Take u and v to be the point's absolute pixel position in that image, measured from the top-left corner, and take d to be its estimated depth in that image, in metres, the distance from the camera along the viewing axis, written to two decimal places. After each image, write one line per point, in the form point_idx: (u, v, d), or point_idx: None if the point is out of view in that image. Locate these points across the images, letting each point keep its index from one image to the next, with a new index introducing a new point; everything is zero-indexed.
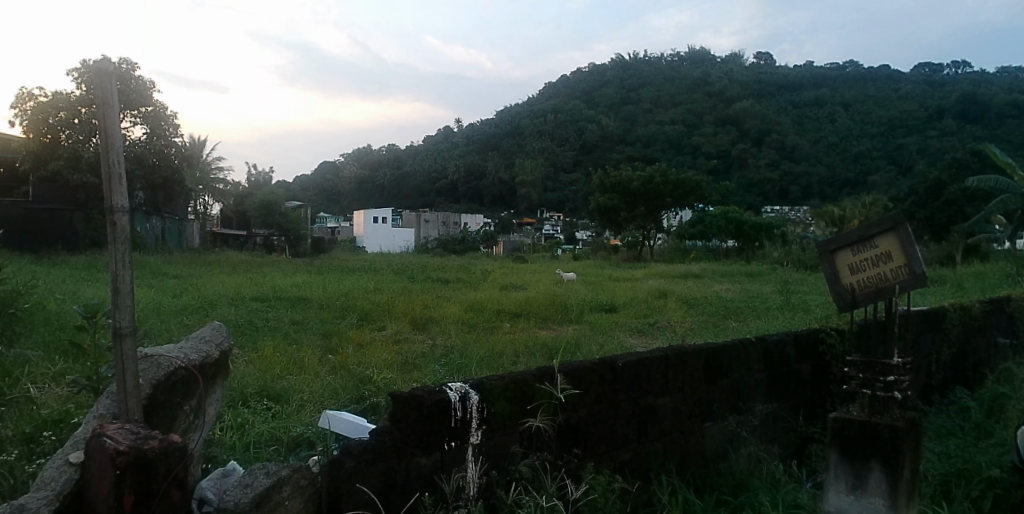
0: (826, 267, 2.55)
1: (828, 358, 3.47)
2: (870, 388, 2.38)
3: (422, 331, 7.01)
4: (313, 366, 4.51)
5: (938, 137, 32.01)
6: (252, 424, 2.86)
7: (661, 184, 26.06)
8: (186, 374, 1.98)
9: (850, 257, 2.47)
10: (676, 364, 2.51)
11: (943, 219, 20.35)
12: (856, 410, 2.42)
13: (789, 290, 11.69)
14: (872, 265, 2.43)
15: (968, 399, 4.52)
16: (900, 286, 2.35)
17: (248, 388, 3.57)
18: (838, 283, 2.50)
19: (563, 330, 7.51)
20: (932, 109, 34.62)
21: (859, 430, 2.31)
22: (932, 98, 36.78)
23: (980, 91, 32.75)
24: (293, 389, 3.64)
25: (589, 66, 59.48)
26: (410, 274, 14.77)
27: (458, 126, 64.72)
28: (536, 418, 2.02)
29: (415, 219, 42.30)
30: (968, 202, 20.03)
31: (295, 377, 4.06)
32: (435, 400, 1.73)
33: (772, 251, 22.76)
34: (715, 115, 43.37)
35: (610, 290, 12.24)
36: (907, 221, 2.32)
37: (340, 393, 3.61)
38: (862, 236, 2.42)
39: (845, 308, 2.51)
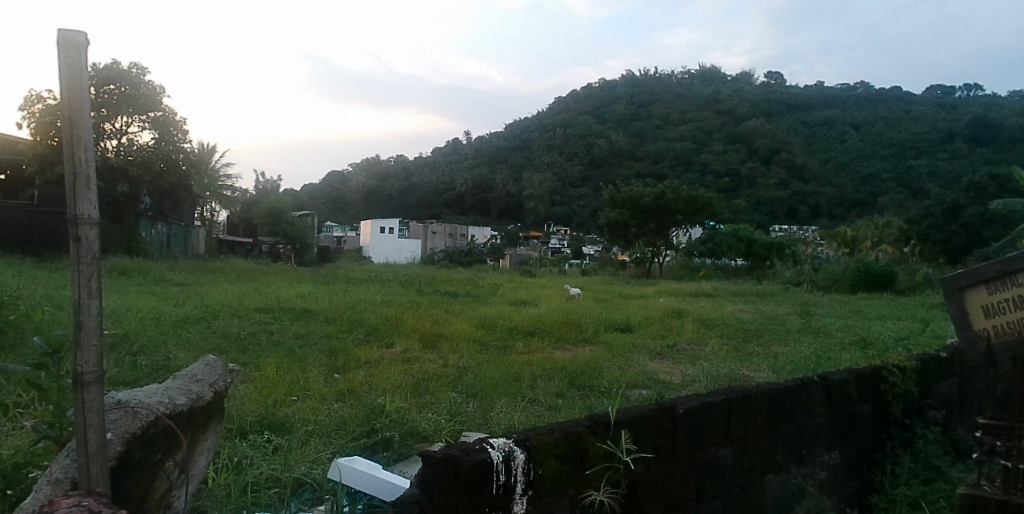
0: (959, 310, 2.76)
1: (889, 398, 3.56)
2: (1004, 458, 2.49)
3: (433, 350, 6.68)
4: (321, 389, 4.25)
5: (949, 160, 31.94)
6: (250, 461, 2.62)
7: (672, 200, 25.81)
8: (167, 425, 1.75)
9: (986, 297, 2.66)
10: (737, 410, 2.60)
11: (959, 243, 19.78)
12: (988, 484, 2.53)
13: (807, 312, 11.33)
14: (1012, 308, 2.59)
15: None
16: None
17: (247, 416, 3.31)
18: (970, 328, 2.72)
19: (579, 351, 7.15)
20: (944, 132, 34.60)
21: (996, 508, 2.40)
22: (944, 120, 36.83)
23: (992, 114, 32.78)
24: (298, 417, 3.41)
25: (600, 83, 59.76)
26: (418, 286, 14.48)
27: (467, 139, 64.77)
28: (598, 490, 2.02)
29: (422, 230, 42.13)
30: (985, 226, 19.52)
31: (300, 402, 3.83)
32: (474, 464, 1.61)
33: (782, 270, 22.54)
34: (724, 133, 43.30)
35: (622, 308, 11.89)
36: None
37: (348, 423, 3.36)
38: (1001, 273, 2.56)
39: (982, 354, 2.68)
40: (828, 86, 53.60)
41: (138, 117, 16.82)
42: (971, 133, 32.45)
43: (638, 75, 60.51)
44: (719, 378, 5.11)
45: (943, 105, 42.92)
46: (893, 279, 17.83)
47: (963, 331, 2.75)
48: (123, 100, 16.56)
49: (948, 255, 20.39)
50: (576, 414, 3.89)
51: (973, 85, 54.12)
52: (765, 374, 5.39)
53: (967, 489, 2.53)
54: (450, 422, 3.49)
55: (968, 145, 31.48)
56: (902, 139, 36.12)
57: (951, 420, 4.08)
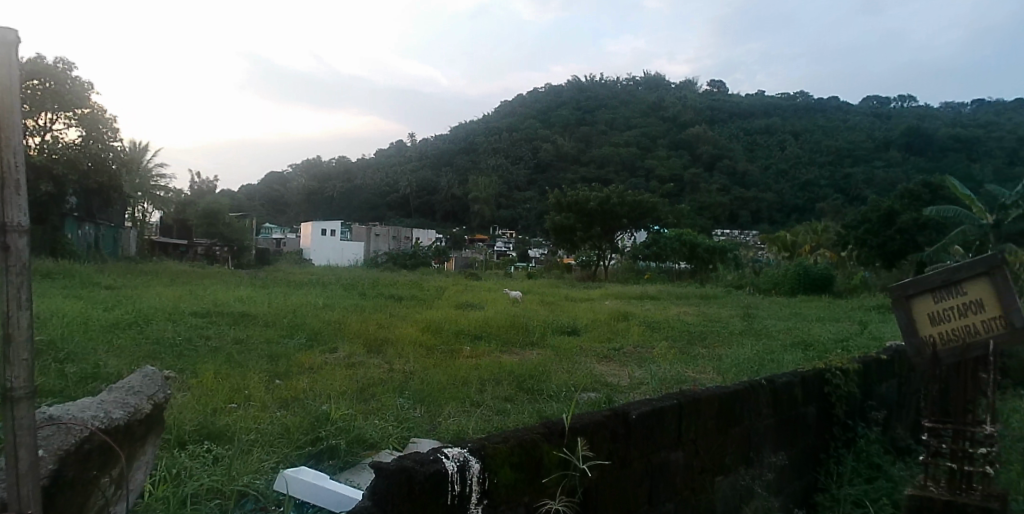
0: (904, 316, 2.91)
1: (832, 399, 3.74)
2: (956, 461, 2.82)
3: (377, 355, 6.53)
4: (262, 396, 4.10)
5: (884, 168, 33.98)
6: (190, 473, 2.51)
7: (617, 205, 26.27)
8: (102, 440, 1.63)
9: (932, 304, 2.83)
10: (688, 413, 2.65)
11: (896, 247, 20.73)
12: (935, 485, 2.87)
13: (748, 315, 11.69)
14: (958, 315, 2.79)
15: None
16: (993, 340, 2.70)
17: (184, 426, 3.17)
18: (916, 334, 2.87)
19: (526, 355, 7.13)
20: (880, 141, 36.37)
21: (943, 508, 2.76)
22: (878, 131, 38.82)
23: (926, 125, 35.01)
24: (240, 425, 3.28)
25: (546, 88, 60.41)
26: (362, 289, 14.16)
27: (412, 141, 64.14)
28: (554, 497, 2.00)
29: (364, 233, 41.51)
30: (919, 231, 20.45)
31: (242, 410, 3.69)
32: (428, 474, 1.58)
33: (725, 274, 23.26)
34: (667, 139, 44.42)
35: (568, 311, 12.00)
36: (1001, 266, 2.68)
37: (291, 431, 3.24)
38: (948, 281, 2.78)
39: (926, 358, 2.86)
40: (768, 96, 55.76)
41: (63, 113, 15.89)
42: (906, 142, 34.58)
43: (584, 81, 61.36)
44: (666, 380, 5.17)
45: (878, 116, 45.18)
46: (830, 282, 18.61)
47: (910, 337, 2.89)
48: (47, 96, 15.61)
49: (885, 260, 21.28)
50: (524, 417, 3.86)
51: (904, 97, 57.26)
52: (709, 376, 5.49)
53: (916, 489, 2.87)
54: (397, 429, 3.41)
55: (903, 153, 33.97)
56: (839, 147, 37.86)
57: (892, 419, 4.33)
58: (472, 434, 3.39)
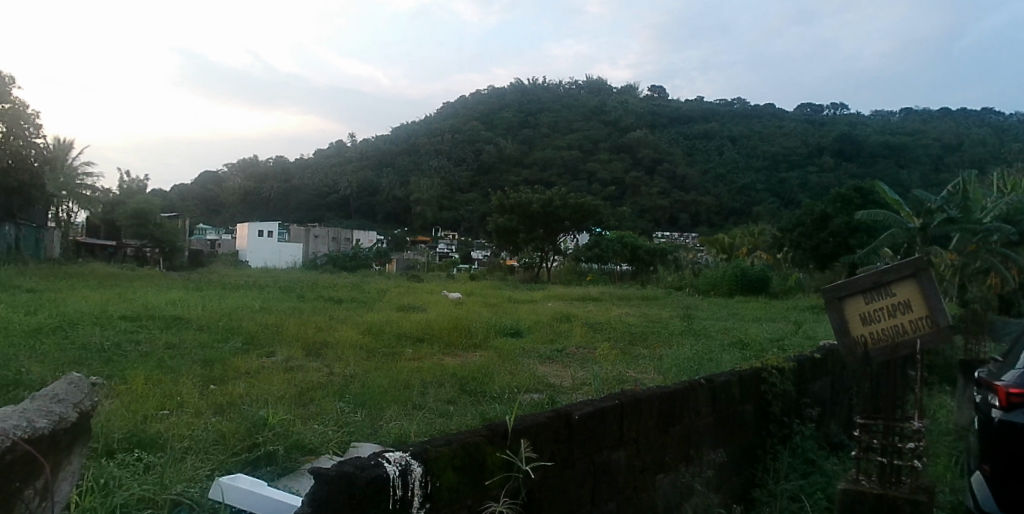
0: (836, 317, 3.04)
1: (768, 397, 3.86)
2: (887, 457, 2.93)
3: (317, 358, 6.36)
4: (197, 403, 3.93)
5: (817, 173, 35.52)
6: (120, 484, 2.39)
7: (560, 207, 26.54)
8: (27, 452, 1.48)
9: (863, 305, 2.98)
10: (630, 413, 2.71)
11: (828, 249, 21.69)
12: (868, 481, 2.96)
13: (688, 315, 12.00)
14: (886, 316, 2.95)
15: (953, 449, 4.64)
16: (921, 339, 2.85)
17: (114, 434, 3.03)
18: (848, 334, 3.01)
19: (469, 357, 7.09)
20: (813, 146, 38.00)
21: (875, 502, 2.84)
22: (812, 138, 40.56)
23: (858, 133, 36.70)
24: (172, 433, 3.14)
25: (489, 90, 60.57)
26: (300, 292, 13.80)
27: (352, 141, 63.05)
28: (498, 500, 1.99)
29: (303, 234, 40.57)
30: (851, 234, 21.42)
31: (176, 416, 3.55)
32: (369, 480, 1.53)
33: (665, 275, 23.85)
34: (609, 143, 45.23)
35: (511, 312, 12.04)
36: (926, 268, 2.83)
37: (227, 437, 3.11)
38: (878, 282, 2.93)
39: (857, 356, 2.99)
40: (706, 102, 57.57)
41: None
42: (837, 148, 36.17)
43: (527, 85, 61.80)
44: (608, 380, 5.23)
45: (811, 123, 47.24)
46: (767, 283, 19.29)
47: (842, 336, 3.02)
48: None
49: (818, 261, 22.24)
50: (468, 419, 3.78)
51: (834, 105, 60.16)
52: (651, 376, 5.58)
53: (850, 484, 2.96)
54: (337, 434, 3.31)
55: (835, 159, 35.46)
56: (775, 153, 39.39)
57: (825, 417, 4.50)
58: (415, 438, 3.32)
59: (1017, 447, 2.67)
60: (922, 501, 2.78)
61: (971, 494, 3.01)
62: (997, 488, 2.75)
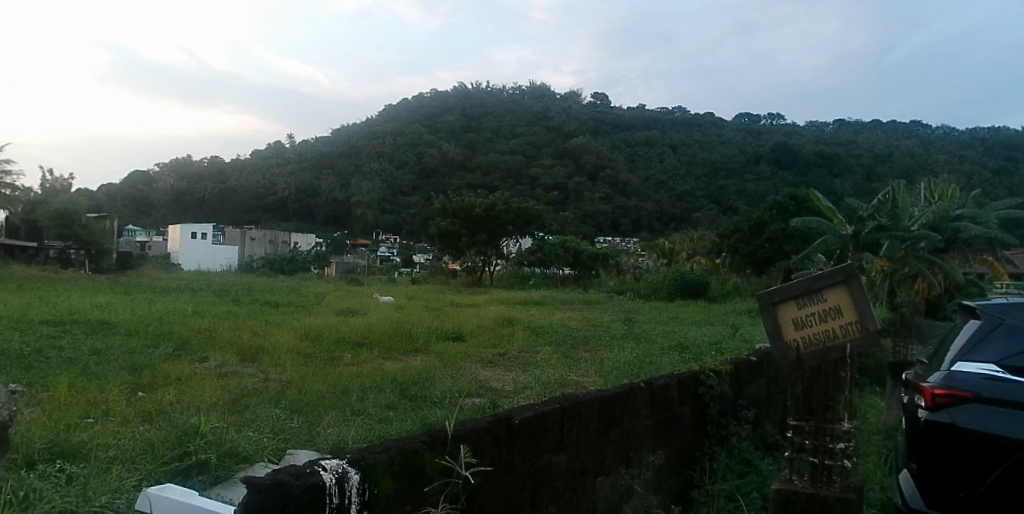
0: (770, 323, 3.14)
1: (706, 399, 3.95)
2: (818, 458, 3.03)
3: (252, 364, 6.11)
4: (123, 410, 3.71)
5: (755, 180, 37.72)
6: (39, 494, 2.23)
7: (503, 211, 26.63)
8: None
9: (795, 311, 3.09)
10: (571, 416, 2.74)
11: (764, 255, 22.57)
12: (800, 481, 3.05)
13: (629, 319, 12.23)
14: (819, 320, 3.05)
15: (881, 448, 4.85)
16: (850, 343, 2.97)
17: (33, 444, 2.82)
18: (781, 339, 3.11)
19: (410, 362, 6.97)
20: (751, 156, 40.47)
21: (806, 502, 2.93)
22: (749, 147, 42.44)
23: (792, 144, 38.70)
24: (97, 442, 2.95)
25: (432, 94, 60.37)
26: (233, 296, 13.30)
27: (291, 142, 61.48)
28: (436, 505, 1.97)
29: (239, 236, 39.28)
30: (786, 240, 22.32)
31: (102, 425, 3.33)
32: (305, 487, 1.49)
33: (607, 279, 24.27)
34: (552, 149, 45.78)
35: (453, 316, 11.94)
36: (854, 277, 2.96)
37: (155, 447, 2.92)
38: (809, 289, 3.04)
39: (788, 360, 3.09)
40: (646, 111, 59.12)
41: None
42: (775, 157, 38.23)
43: (470, 89, 61.84)
44: (550, 384, 5.23)
45: (748, 132, 49.19)
46: (705, 287, 19.90)
47: (776, 341, 3.12)
48: None
49: (754, 266, 23.12)
50: (408, 424, 3.66)
51: (766, 116, 62.94)
52: (593, 379, 5.62)
53: (782, 484, 3.05)
54: (273, 441, 3.16)
55: (772, 168, 37.91)
56: (714, 161, 41.64)
57: (761, 418, 4.64)
58: (353, 443, 3.19)
59: (938, 445, 2.84)
60: (852, 500, 2.88)
61: (898, 491, 3.18)
62: (923, 486, 2.92)
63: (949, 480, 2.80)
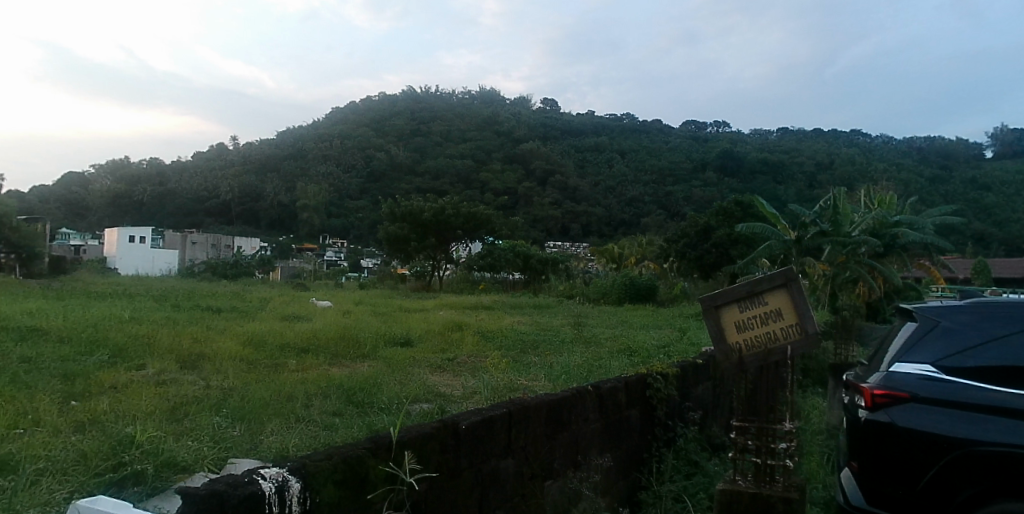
0: (713, 325, 3.22)
1: (654, 402, 4.01)
2: (760, 461, 3.12)
3: (193, 371, 5.84)
4: (54, 419, 3.50)
5: (701, 187, 38.99)
6: None
7: (452, 216, 26.55)
8: None
9: (737, 314, 3.17)
10: (518, 420, 2.79)
11: (711, 259, 23.21)
12: (743, 481, 3.14)
13: (578, 323, 12.35)
14: (761, 323, 3.14)
15: (823, 450, 5.01)
16: (790, 344, 3.07)
17: None
18: (725, 341, 3.19)
19: (357, 367, 6.82)
20: (697, 163, 42.06)
21: (748, 502, 3.01)
22: (696, 155, 43.98)
23: (736, 152, 40.31)
24: (26, 453, 2.78)
25: (380, 98, 59.79)
26: (173, 301, 12.76)
27: (234, 144, 59.70)
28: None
29: (178, 240, 38.79)
30: (732, 245, 22.91)
31: (30, 436, 3.13)
32: (243, 497, 1.53)
33: (557, 284, 24.45)
34: (502, 154, 45.98)
35: (402, 321, 11.76)
36: (795, 280, 3.05)
37: (88, 457, 2.75)
38: (751, 292, 3.12)
39: (730, 361, 3.18)
40: (594, 118, 60.06)
41: None
42: (720, 164, 39.99)
43: (420, 93, 61.49)
44: (498, 389, 5.21)
45: (694, 140, 50.57)
46: (653, 292, 20.30)
47: (720, 343, 3.20)
48: None
49: (701, 271, 23.74)
50: (354, 430, 3.53)
51: (710, 124, 64.97)
52: (542, 383, 5.62)
53: (728, 485, 3.12)
54: (214, 449, 3.03)
55: (717, 175, 39.37)
56: (662, 168, 42.74)
57: (707, 419, 4.74)
58: (298, 451, 3.05)
59: (882, 445, 3.03)
60: (793, 499, 2.97)
61: (840, 490, 3.35)
62: (866, 485, 3.11)
63: (890, 479, 3.00)
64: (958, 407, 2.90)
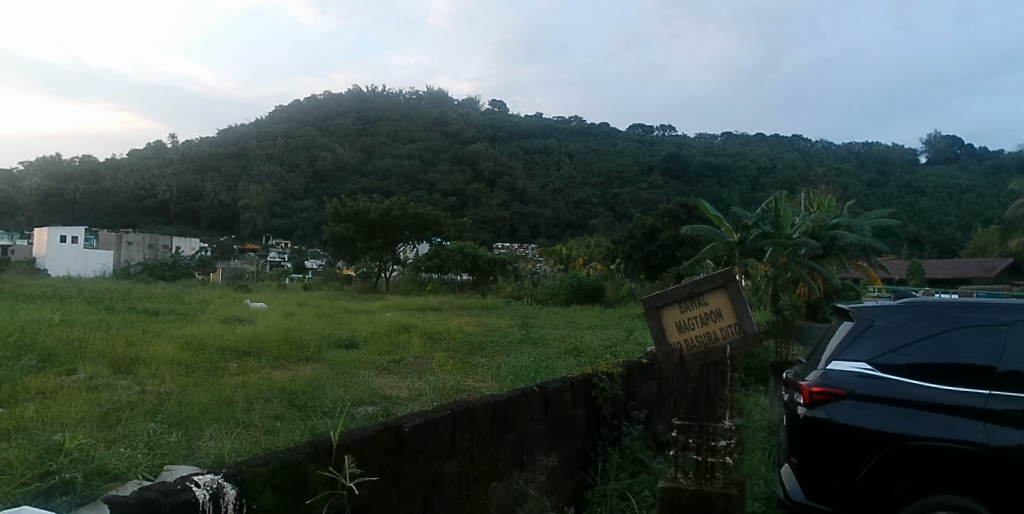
0: (655, 326, 3.27)
1: (599, 401, 4.04)
2: (701, 457, 3.19)
3: (127, 376, 5.55)
4: None
5: (648, 190, 39.76)
6: None
7: (399, 216, 26.23)
8: None
9: (678, 314, 3.23)
10: (463, 422, 2.76)
11: (657, 261, 23.70)
12: (685, 478, 3.20)
13: (526, 323, 12.40)
14: (701, 323, 3.21)
15: (763, 446, 5.16)
16: (729, 343, 3.15)
17: None
18: (666, 341, 3.24)
19: (300, 370, 6.63)
20: (642, 166, 42.93)
21: (690, 499, 3.07)
22: (641, 159, 44.90)
23: (680, 156, 41.32)
24: None
25: (325, 97, 58.65)
26: (106, 303, 12.18)
27: (172, 141, 57.40)
28: None
29: (114, 240, 36.74)
30: (676, 247, 23.53)
31: None
32: (176, 505, 1.46)
33: (505, 285, 24.49)
34: (449, 155, 45.80)
35: (347, 323, 11.50)
36: (734, 281, 3.12)
37: (10, 467, 2.56)
38: (691, 292, 3.19)
39: (672, 361, 3.23)
40: (542, 120, 60.58)
41: None
42: (666, 167, 40.87)
43: (366, 92, 60.63)
44: (446, 390, 5.16)
45: (640, 143, 51.61)
46: (600, 292, 20.59)
47: (661, 344, 3.26)
48: None
49: (647, 271, 24.20)
50: (296, 435, 3.42)
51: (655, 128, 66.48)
52: (489, 385, 5.60)
53: (670, 482, 3.18)
54: (148, 456, 2.86)
55: (663, 178, 40.23)
56: (609, 170, 43.39)
57: (651, 418, 4.82)
58: (239, 456, 2.93)
59: (819, 441, 3.16)
60: (733, 495, 3.05)
61: (780, 485, 3.46)
62: (805, 479, 3.23)
63: (828, 473, 3.12)
64: (890, 404, 3.06)
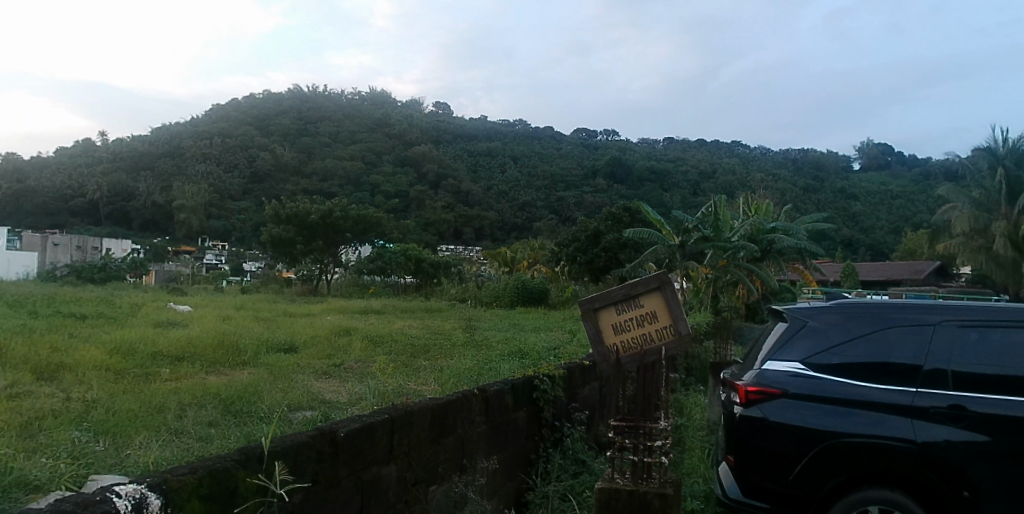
0: (592, 327, 3.30)
1: (540, 403, 4.05)
2: (638, 456, 3.24)
3: (49, 382, 5.21)
4: None
5: (592, 193, 40.28)
6: None
7: (340, 218, 25.65)
8: None
9: (614, 316, 3.27)
10: (402, 425, 2.71)
11: (601, 263, 24.06)
12: (622, 478, 3.25)
13: (470, 327, 12.34)
14: (636, 325, 3.26)
15: (701, 444, 5.29)
16: (664, 344, 3.21)
17: None
18: (602, 343, 3.27)
19: (236, 375, 6.37)
20: (586, 171, 43.54)
21: (627, 498, 3.13)
22: (585, 164, 45.55)
23: (622, 161, 42.13)
24: None
25: (263, 96, 57.01)
26: (28, 308, 11.40)
27: (100, 138, 54.49)
28: None
29: (39, 243, 34.45)
30: (620, 249, 23.97)
31: None
32: None
33: (449, 287, 24.32)
34: (393, 156, 45.25)
35: (286, 326, 11.14)
36: (668, 283, 3.20)
37: None
38: (627, 295, 3.24)
39: (609, 361, 3.27)
40: (487, 124, 60.71)
41: None
42: (609, 171, 41.56)
43: (307, 92, 59.29)
44: (386, 394, 5.06)
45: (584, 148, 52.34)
46: (545, 295, 20.71)
47: (598, 345, 3.29)
48: None
49: (592, 274, 24.53)
50: (230, 441, 3.28)
51: (597, 134, 67.62)
52: (431, 389, 5.53)
53: (607, 483, 3.22)
54: (69, 466, 2.67)
55: (607, 181, 40.88)
56: (553, 174, 43.86)
57: (592, 418, 4.87)
58: (169, 465, 2.78)
59: (754, 439, 3.26)
60: (669, 495, 3.12)
61: (717, 482, 3.56)
62: (740, 477, 3.33)
63: (763, 471, 3.23)
64: (821, 401, 3.19)
